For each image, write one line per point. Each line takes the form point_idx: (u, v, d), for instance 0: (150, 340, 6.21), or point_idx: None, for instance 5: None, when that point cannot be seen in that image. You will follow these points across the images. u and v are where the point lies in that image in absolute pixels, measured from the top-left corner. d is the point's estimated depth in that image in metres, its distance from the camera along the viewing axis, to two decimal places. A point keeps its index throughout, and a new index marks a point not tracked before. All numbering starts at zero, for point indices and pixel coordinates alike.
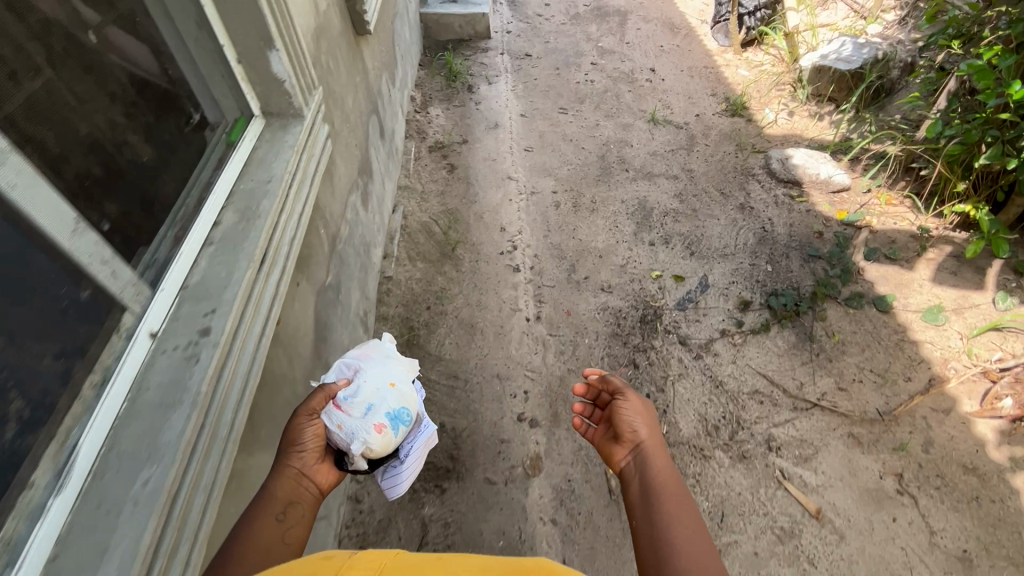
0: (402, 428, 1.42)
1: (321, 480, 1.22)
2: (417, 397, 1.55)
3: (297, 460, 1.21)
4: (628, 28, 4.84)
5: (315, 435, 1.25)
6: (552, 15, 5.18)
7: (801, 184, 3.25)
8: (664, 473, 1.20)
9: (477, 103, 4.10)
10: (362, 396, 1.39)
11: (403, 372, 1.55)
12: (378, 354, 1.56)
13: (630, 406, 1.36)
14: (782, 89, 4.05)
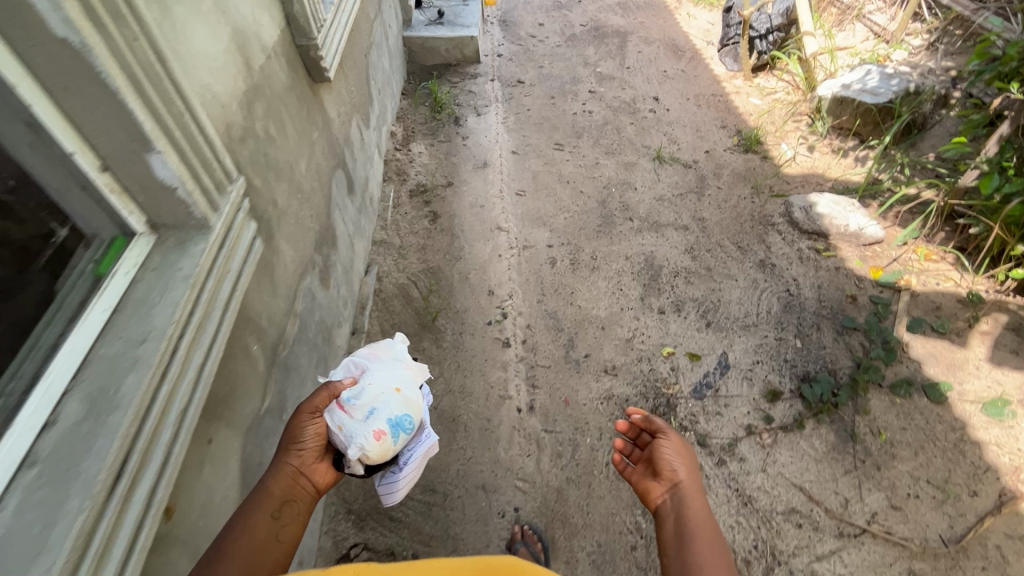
0: (403, 434, 1.57)
1: (317, 479, 1.37)
2: (420, 406, 1.68)
3: (296, 458, 1.35)
4: (628, 51, 4.48)
5: (315, 435, 1.40)
6: (546, 36, 4.82)
7: (827, 236, 2.88)
8: (702, 518, 1.21)
9: (463, 138, 3.72)
10: (368, 400, 1.54)
11: (410, 380, 1.71)
12: (387, 359, 1.74)
13: (673, 448, 1.38)
14: (799, 120, 3.70)
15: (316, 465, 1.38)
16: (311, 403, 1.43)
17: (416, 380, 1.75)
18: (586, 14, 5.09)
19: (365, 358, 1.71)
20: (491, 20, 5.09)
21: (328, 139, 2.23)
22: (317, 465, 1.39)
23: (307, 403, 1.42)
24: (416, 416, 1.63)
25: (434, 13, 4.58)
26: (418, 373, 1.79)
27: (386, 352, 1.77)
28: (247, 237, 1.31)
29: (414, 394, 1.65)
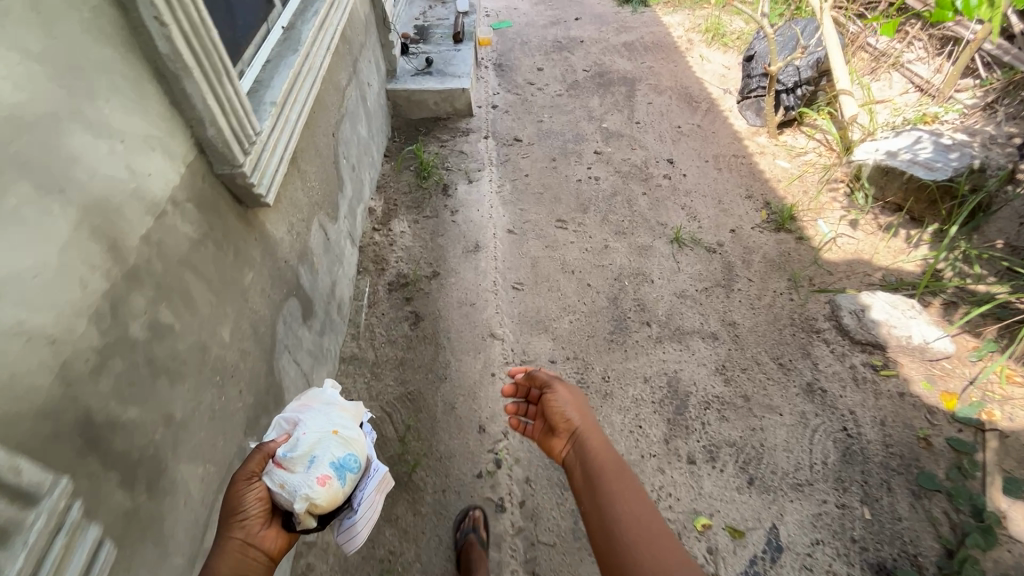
0: (350, 476, 1.46)
1: (268, 545, 1.26)
2: (364, 444, 1.59)
3: (241, 529, 1.24)
4: (637, 102, 4.04)
5: (257, 500, 1.29)
6: (545, 84, 4.38)
7: (886, 349, 2.40)
8: (599, 450, 1.50)
9: (452, 212, 3.26)
10: (305, 449, 1.44)
11: (347, 422, 1.61)
12: (319, 404, 1.63)
13: (561, 398, 1.70)
14: (835, 189, 3.26)
15: (264, 531, 1.27)
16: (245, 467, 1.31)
17: (355, 420, 1.66)
18: (589, 57, 4.67)
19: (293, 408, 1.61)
20: (485, 65, 4.67)
21: (272, 268, 1.77)
22: (265, 530, 1.28)
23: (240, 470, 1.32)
24: (361, 455, 1.53)
25: (421, 62, 4.16)
26: (355, 412, 1.69)
27: (313, 397, 1.67)
28: (82, 556, 0.86)
29: (353, 432, 1.55)
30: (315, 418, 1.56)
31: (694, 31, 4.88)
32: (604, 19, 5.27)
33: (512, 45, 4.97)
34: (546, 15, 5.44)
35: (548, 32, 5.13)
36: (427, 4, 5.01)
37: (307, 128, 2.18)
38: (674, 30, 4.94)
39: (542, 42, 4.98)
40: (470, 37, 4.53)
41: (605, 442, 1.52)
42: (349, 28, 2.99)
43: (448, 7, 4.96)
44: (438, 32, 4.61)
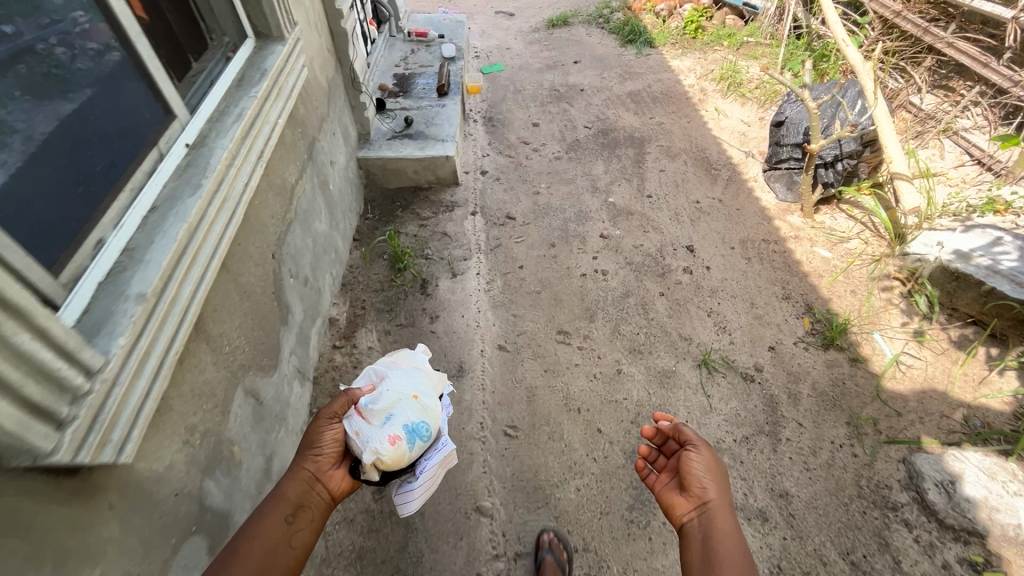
0: (417, 441, 1.81)
1: (333, 484, 1.64)
2: (437, 414, 1.96)
3: (313, 464, 1.64)
4: (647, 170, 3.53)
5: (332, 441, 1.69)
6: (542, 144, 3.86)
7: (989, 539, 1.85)
8: (726, 536, 1.41)
9: (431, 318, 2.71)
10: (387, 407, 1.83)
11: (426, 394, 1.98)
12: (406, 371, 2.03)
13: (701, 460, 1.58)
14: (889, 290, 2.75)
15: (332, 471, 1.66)
16: (330, 411, 1.74)
17: (434, 391, 2.03)
18: (591, 111, 4.15)
19: (387, 367, 2.04)
20: (474, 119, 4.14)
21: (151, 514, 1.22)
22: (332, 472, 1.66)
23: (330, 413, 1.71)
24: (431, 424, 1.89)
25: (400, 122, 3.63)
26: (438, 384, 2.09)
27: (406, 363, 2.10)
28: None
29: (429, 405, 1.92)
30: (399, 385, 1.95)
31: (706, 80, 4.40)
32: (606, 62, 4.77)
33: (504, 94, 4.46)
34: (541, 58, 4.94)
35: (544, 79, 4.63)
36: (410, 49, 4.50)
37: (228, 270, 1.63)
38: (685, 78, 4.44)
39: (538, 91, 4.47)
40: (456, 89, 4.02)
41: (737, 530, 1.41)
42: (302, 103, 2.45)
43: (432, 53, 4.45)
44: (420, 83, 4.10)
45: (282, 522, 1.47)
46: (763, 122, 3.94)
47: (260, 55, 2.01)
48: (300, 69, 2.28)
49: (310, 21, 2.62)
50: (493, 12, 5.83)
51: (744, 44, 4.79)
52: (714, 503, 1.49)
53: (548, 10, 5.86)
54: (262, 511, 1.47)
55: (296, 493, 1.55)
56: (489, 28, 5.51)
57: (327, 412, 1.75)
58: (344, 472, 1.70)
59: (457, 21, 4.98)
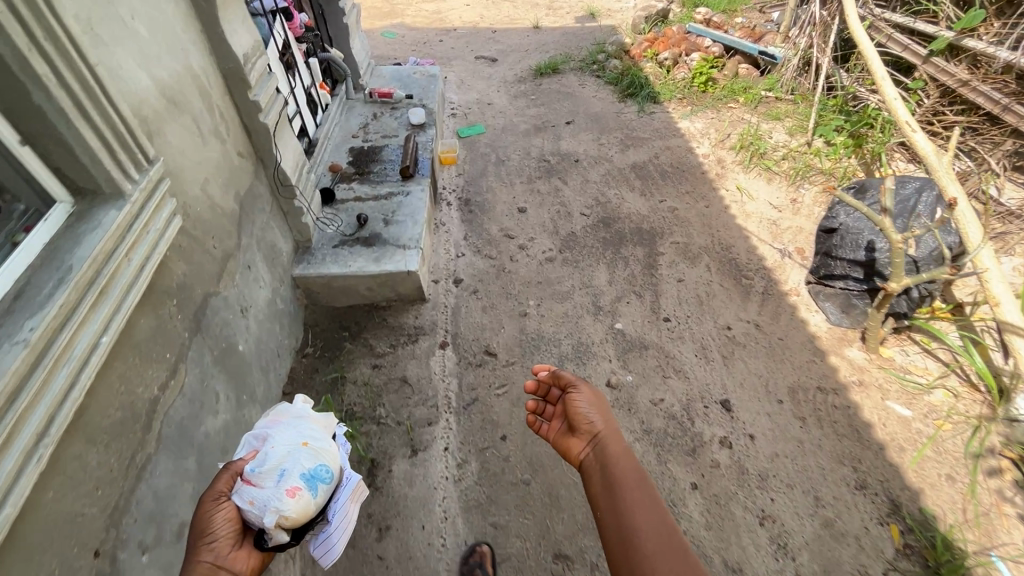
0: (322, 485, 1.61)
1: (239, 565, 1.37)
2: (335, 454, 1.75)
3: (208, 553, 1.33)
4: (661, 277, 2.84)
5: (226, 520, 1.41)
6: (530, 237, 3.15)
7: None
8: (617, 459, 1.59)
9: (380, 531, 1.96)
10: (275, 463, 1.57)
11: (318, 434, 1.75)
12: (290, 418, 1.77)
13: (585, 399, 1.77)
14: (1000, 475, 2.04)
15: (234, 552, 1.39)
16: (213, 489, 1.45)
17: (327, 430, 1.81)
18: (588, 189, 3.45)
19: (265, 424, 1.73)
20: (447, 203, 3.43)
21: None
22: (235, 553, 1.39)
23: (208, 491, 1.42)
24: (332, 465, 1.68)
25: (351, 219, 2.90)
26: (327, 423, 1.85)
27: (286, 414, 1.80)
28: None
29: (324, 445, 1.70)
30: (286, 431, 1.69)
31: (722, 147, 3.73)
32: (603, 122, 4.09)
33: (484, 166, 3.75)
34: (528, 116, 4.26)
35: (532, 144, 3.93)
36: (371, 114, 3.78)
37: None
38: (698, 144, 3.76)
39: (524, 162, 3.76)
40: (425, 169, 3.31)
41: (626, 451, 1.60)
42: (184, 259, 1.72)
43: (398, 119, 3.74)
44: (381, 161, 3.37)
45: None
46: (796, 206, 3.27)
47: (74, 229, 1.29)
48: (167, 220, 1.55)
49: (204, 132, 1.89)
50: (473, 58, 5.15)
51: (762, 101, 4.13)
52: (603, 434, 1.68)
53: (535, 54, 5.19)
54: None
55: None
56: (467, 79, 4.82)
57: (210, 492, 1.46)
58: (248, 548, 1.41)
59: (429, 76, 4.27)
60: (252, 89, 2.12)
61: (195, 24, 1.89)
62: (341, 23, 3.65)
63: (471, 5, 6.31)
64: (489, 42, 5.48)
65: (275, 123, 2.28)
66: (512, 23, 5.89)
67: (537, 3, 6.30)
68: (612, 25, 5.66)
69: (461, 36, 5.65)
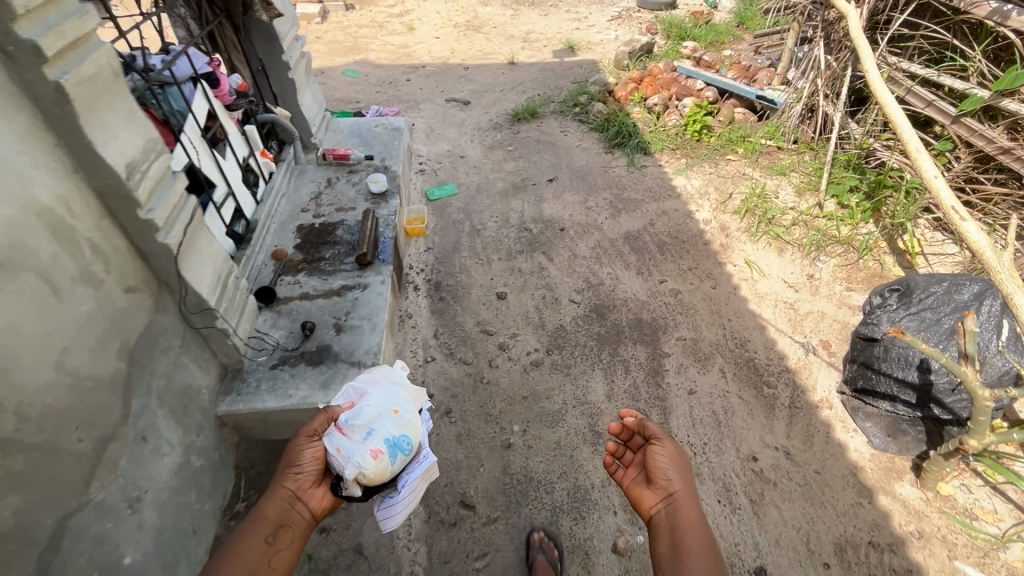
0: (399, 455, 1.82)
1: (313, 502, 1.66)
2: (418, 429, 1.94)
3: (293, 482, 1.66)
4: (669, 388, 2.40)
5: (312, 459, 1.71)
6: (511, 334, 2.68)
7: None
8: (692, 528, 1.44)
9: None
10: (365, 422, 1.83)
11: (406, 406, 1.97)
12: (387, 384, 2.00)
13: (666, 455, 1.60)
14: None
15: (312, 489, 1.69)
16: (310, 428, 1.75)
17: (415, 405, 2.01)
18: (576, 267, 3.00)
19: (365, 384, 1.99)
20: (414, 289, 2.94)
21: None
22: (313, 490, 1.69)
23: (306, 429, 1.73)
24: (412, 438, 1.88)
25: (295, 327, 2.40)
26: (418, 397, 2.06)
27: (384, 377, 2.07)
28: None
29: (408, 417, 1.91)
30: (379, 397, 1.93)
31: (724, 209, 3.32)
32: (589, 179, 3.66)
33: (457, 238, 3.27)
34: (506, 173, 3.81)
35: (511, 207, 3.48)
36: (325, 181, 3.28)
37: None
38: (698, 206, 3.35)
39: (503, 231, 3.30)
40: (386, 253, 2.83)
41: (705, 521, 1.45)
42: (9, 486, 1.23)
43: (356, 186, 3.25)
44: (335, 243, 2.88)
45: (262, 541, 1.50)
46: (813, 284, 2.87)
47: None
48: None
49: (62, 286, 1.40)
50: (444, 101, 4.71)
51: (763, 153, 3.76)
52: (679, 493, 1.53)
53: (511, 95, 4.75)
54: (242, 533, 1.50)
55: (276, 512, 1.58)
56: (437, 126, 4.36)
57: (309, 429, 1.76)
58: (326, 489, 1.71)
59: (393, 129, 3.79)
60: (143, 207, 1.62)
61: (48, 136, 1.40)
62: (286, 79, 3.15)
63: (440, 38, 5.86)
64: (460, 81, 5.03)
65: (180, 240, 1.77)
66: (485, 58, 5.46)
67: (511, 35, 5.89)
68: (593, 60, 5.27)
69: (430, 74, 5.19)
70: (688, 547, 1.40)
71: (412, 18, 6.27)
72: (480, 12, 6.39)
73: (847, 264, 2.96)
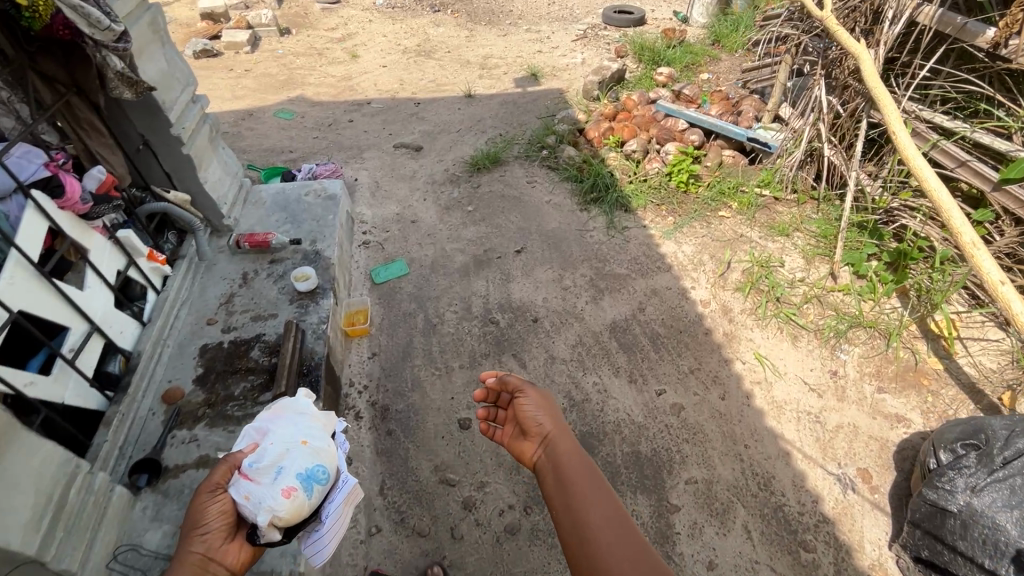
0: (318, 485, 1.60)
1: (229, 558, 1.39)
2: (335, 453, 1.72)
3: (202, 542, 1.37)
4: (682, 560, 1.87)
5: (219, 513, 1.43)
6: (479, 484, 2.11)
7: None
8: (568, 458, 1.40)
9: None
10: (274, 458, 1.58)
11: (319, 430, 1.74)
12: (292, 411, 1.76)
13: (533, 402, 1.55)
14: None
15: (226, 545, 1.41)
16: (210, 482, 1.46)
17: (327, 428, 1.78)
18: (555, 377, 2.46)
19: (267, 416, 1.74)
20: (354, 419, 2.34)
21: None
22: (227, 545, 1.41)
23: (205, 484, 1.45)
24: (330, 465, 1.66)
25: (184, 519, 1.79)
26: (329, 421, 1.82)
27: (288, 405, 1.80)
28: None
29: (322, 442, 1.69)
30: (284, 427, 1.69)
31: (724, 283, 2.82)
32: (564, 248, 3.12)
33: (408, 338, 2.68)
34: (465, 242, 3.22)
35: (472, 290, 2.91)
36: (240, 277, 2.65)
37: None
38: (693, 282, 2.84)
39: (463, 325, 2.73)
40: (314, 384, 2.22)
41: (579, 448, 1.42)
42: None
43: (279, 282, 2.63)
44: (248, 372, 2.26)
45: None
46: (838, 384, 2.40)
47: None
48: None
49: None
50: (392, 147, 4.10)
51: (760, 206, 3.27)
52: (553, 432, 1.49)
53: (468, 137, 4.17)
54: None
55: None
56: (384, 182, 3.74)
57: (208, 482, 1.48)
58: (241, 542, 1.44)
59: (327, 197, 3.15)
60: None
61: None
62: (179, 156, 2.50)
63: (387, 66, 5.24)
64: (410, 121, 4.43)
65: None
66: (438, 89, 4.86)
67: (467, 61, 5.31)
68: (559, 89, 4.73)
69: (376, 112, 4.56)
70: (572, 477, 1.35)
71: (355, 43, 5.63)
72: (431, 34, 5.79)
73: (874, 354, 2.49)
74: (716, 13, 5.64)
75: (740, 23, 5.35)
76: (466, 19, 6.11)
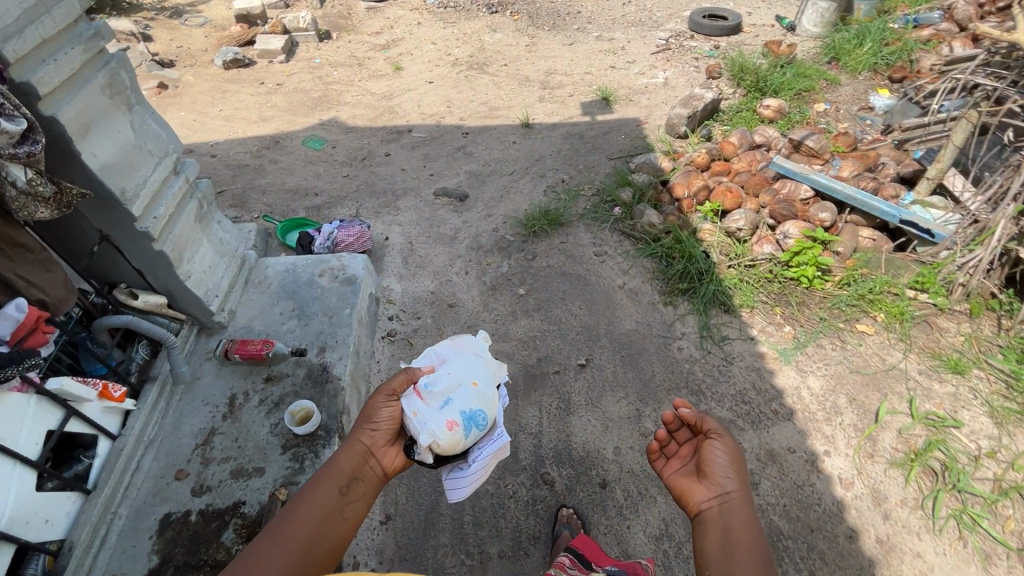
0: (475, 429, 1.55)
1: (386, 461, 1.41)
2: (498, 403, 1.66)
3: (368, 437, 1.41)
4: None
5: (389, 418, 1.45)
6: None
7: None
8: (746, 550, 1.04)
9: None
10: (444, 390, 1.56)
11: (488, 377, 1.69)
12: (469, 351, 1.74)
13: (727, 454, 1.18)
14: None
15: (387, 447, 1.43)
16: (390, 386, 1.49)
17: (497, 377, 1.73)
18: None
19: (447, 349, 1.73)
20: None
21: None
22: (388, 448, 1.43)
23: (384, 387, 1.47)
24: (491, 413, 1.60)
25: None
26: (500, 370, 1.77)
27: (469, 346, 1.78)
28: None
29: (489, 390, 1.62)
30: (459, 365, 1.67)
31: (873, 449, 2.01)
32: (642, 364, 2.38)
33: (433, 497, 2.01)
34: (514, 343, 2.53)
35: (520, 424, 2.22)
36: (226, 403, 2.06)
37: None
38: (827, 443, 2.04)
39: (507, 483, 2.05)
40: None
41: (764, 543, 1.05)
42: None
43: (272, 416, 2.03)
44: (215, 569, 1.67)
45: (334, 494, 1.27)
46: None
47: None
48: None
49: None
50: (432, 193, 3.44)
51: (918, 319, 2.40)
52: (737, 496, 1.13)
53: (523, 183, 3.45)
54: (313, 482, 1.28)
55: (350, 468, 1.34)
56: (419, 244, 3.08)
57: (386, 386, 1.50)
58: (399, 448, 1.46)
59: (345, 281, 2.52)
60: None
61: None
62: (150, 253, 1.91)
63: (433, 82, 4.55)
64: (455, 157, 3.74)
65: None
66: (491, 115, 4.14)
67: (525, 77, 4.55)
68: (636, 120, 3.91)
69: (417, 143, 3.90)
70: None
71: (400, 51, 4.96)
72: (486, 42, 5.04)
73: None
74: (833, 23, 4.62)
75: (864, 36, 4.33)
76: (526, 23, 5.32)
